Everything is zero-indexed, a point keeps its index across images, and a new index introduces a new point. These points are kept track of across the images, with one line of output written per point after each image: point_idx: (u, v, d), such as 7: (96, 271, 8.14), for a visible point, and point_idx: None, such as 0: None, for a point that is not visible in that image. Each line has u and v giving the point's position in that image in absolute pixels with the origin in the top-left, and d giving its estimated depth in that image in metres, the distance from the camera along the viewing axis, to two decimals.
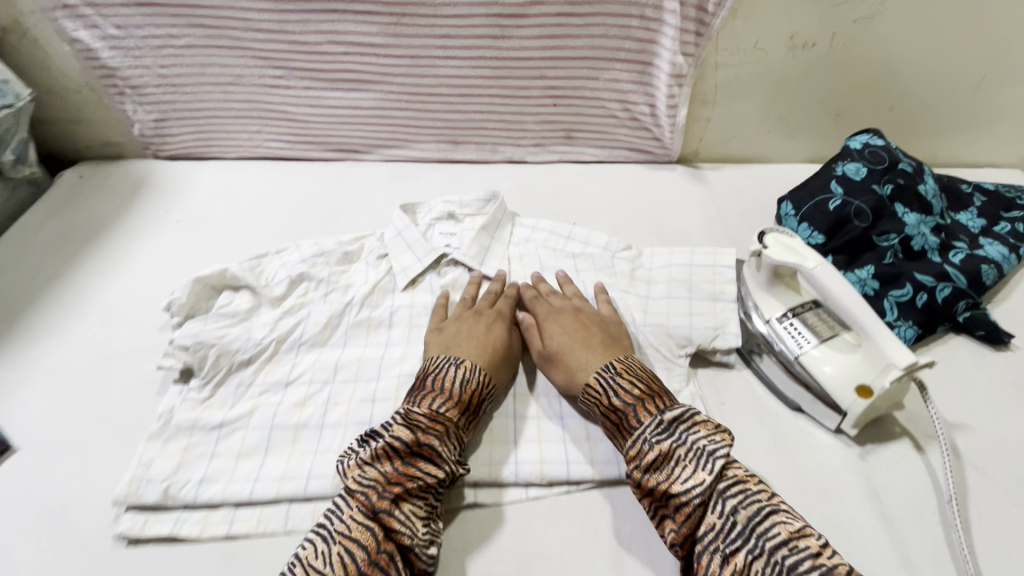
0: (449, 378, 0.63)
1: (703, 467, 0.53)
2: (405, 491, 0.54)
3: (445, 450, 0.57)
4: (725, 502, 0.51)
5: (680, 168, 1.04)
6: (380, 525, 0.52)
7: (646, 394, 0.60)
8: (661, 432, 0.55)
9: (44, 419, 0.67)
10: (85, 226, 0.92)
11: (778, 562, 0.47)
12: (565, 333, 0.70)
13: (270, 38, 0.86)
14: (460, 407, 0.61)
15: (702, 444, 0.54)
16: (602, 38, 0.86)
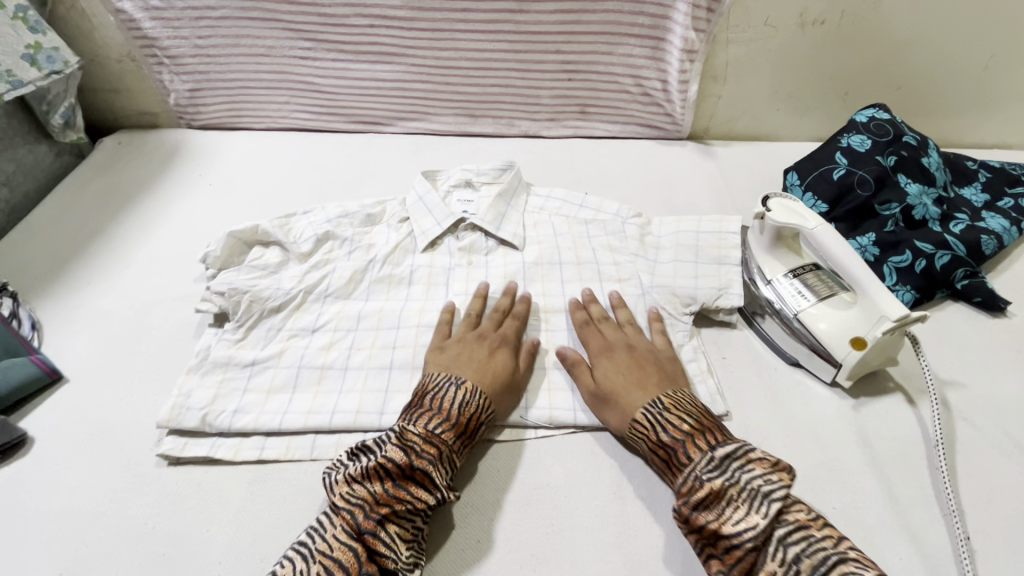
0: (445, 398, 0.61)
1: (758, 509, 0.50)
2: (394, 512, 0.53)
3: (438, 477, 0.55)
4: (784, 547, 0.49)
5: (690, 144, 1.07)
6: (363, 548, 0.51)
7: (696, 428, 0.57)
8: (713, 469, 0.53)
9: (91, 356, 0.73)
10: (125, 186, 0.98)
11: None
12: (619, 374, 0.66)
13: (300, 10, 0.91)
14: (456, 430, 0.59)
15: (756, 483, 0.51)
16: (617, 13, 0.89)
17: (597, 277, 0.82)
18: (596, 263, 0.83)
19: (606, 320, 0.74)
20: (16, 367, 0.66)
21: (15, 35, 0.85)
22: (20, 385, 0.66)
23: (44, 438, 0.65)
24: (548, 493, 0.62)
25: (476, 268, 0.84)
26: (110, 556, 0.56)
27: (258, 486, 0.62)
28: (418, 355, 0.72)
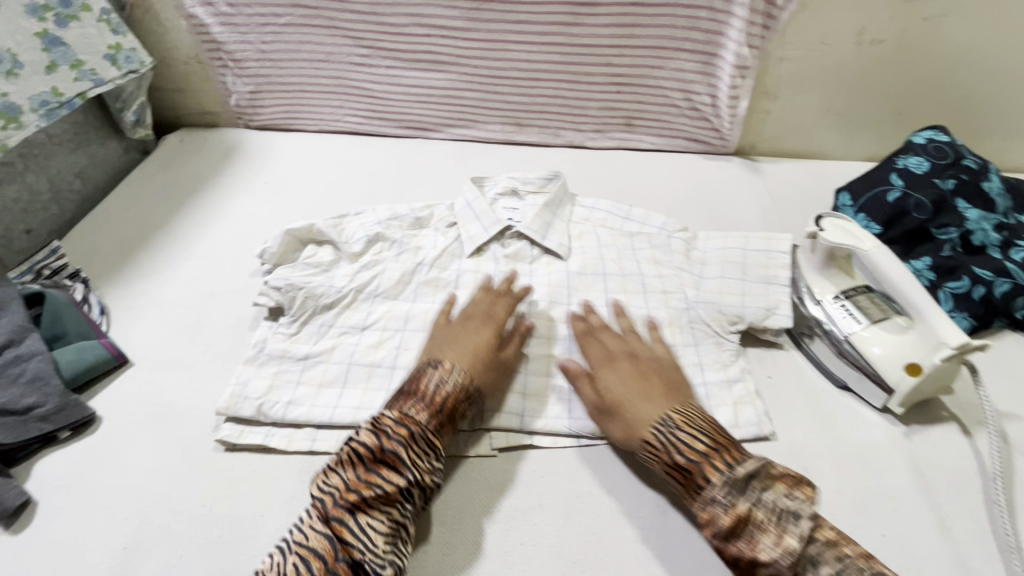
0: (431, 384, 0.62)
1: (788, 530, 0.50)
2: (363, 500, 0.54)
3: (408, 459, 0.56)
4: (800, 556, 0.49)
5: (736, 159, 1.06)
6: (338, 539, 0.52)
7: (712, 447, 0.56)
8: (735, 493, 0.52)
9: (154, 342, 0.76)
10: (185, 182, 1.03)
11: None
12: (620, 381, 0.65)
13: (361, 18, 0.94)
14: (429, 410, 0.60)
15: (781, 500, 0.51)
16: (671, 28, 0.90)
17: (642, 289, 0.82)
18: (641, 275, 0.84)
19: (608, 329, 0.73)
20: (88, 349, 0.71)
21: (98, 35, 0.90)
22: (91, 366, 0.70)
23: (111, 419, 0.68)
24: (589, 501, 0.63)
25: (520, 275, 0.85)
26: (170, 534, 0.59)
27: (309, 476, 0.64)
28: None
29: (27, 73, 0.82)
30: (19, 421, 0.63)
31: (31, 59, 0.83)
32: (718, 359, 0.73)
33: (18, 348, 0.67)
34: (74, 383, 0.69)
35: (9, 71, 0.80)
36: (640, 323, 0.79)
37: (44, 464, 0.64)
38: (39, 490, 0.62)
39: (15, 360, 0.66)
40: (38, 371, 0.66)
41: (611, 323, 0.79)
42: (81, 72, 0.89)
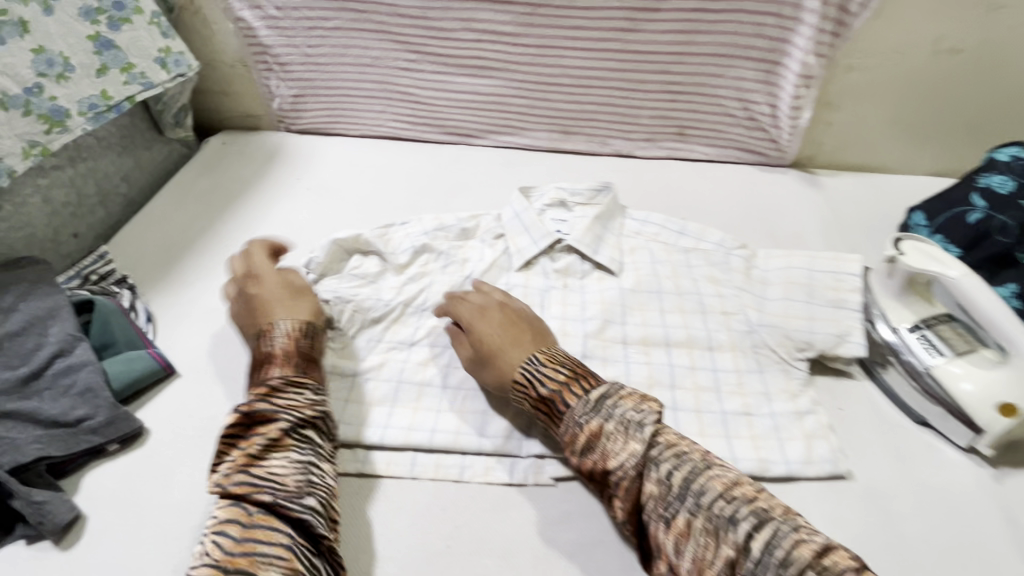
0: (270, 347, 0.65)
1: (635, 437, 0.55)
2: (253, 457, 0.56)
3: (277, 406, 0.59)
4: (660, 468, 0.54)
5: (793, 172, 1.01)
6: (245, 499, 0.54)
7: (571, 376, 0.60)
8: (591, 411, 0.57)
9: (200, 352, 0.75)
10: (228, 187, 1.01)
11: (716, 514, 0.50)
12: (498, 328, 0.68)
13: (410, 22, 0.92)
14: (283, 363, 0.64)
15: (629, 418, 0.56)
16: (733, 35, 0.86)
17: (700, 309, 0.79)
18: (699, 294, 0.80)
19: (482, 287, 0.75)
20: (138, 360, 0.69)
21: (150, 38, 0.89)
22: (140, 377, 0.69)
23: (159, 431, 0.67)
24: None
25: (572, 291, 0.82)
26: None
27: (360, 500, 0.62)
28: None
29: (77, 76, 0.81)
30: (69, 433, 0.62)
31: (82, 62, 0.82)
32: (786, 388, 0.69)
33: (69, 357, 0.66)
34: (122, 394, 0.68)
35: (59, 74, 0.79)
36: (699, 345, 0.75)
37: (93, 477, 0.63)
38: (88, 503, 0.61)
39: (66, 370, 0.65)
40: (89, 382, 0.65)
41: (670, 345, 0.75)
42: (131, 75, 0.88)
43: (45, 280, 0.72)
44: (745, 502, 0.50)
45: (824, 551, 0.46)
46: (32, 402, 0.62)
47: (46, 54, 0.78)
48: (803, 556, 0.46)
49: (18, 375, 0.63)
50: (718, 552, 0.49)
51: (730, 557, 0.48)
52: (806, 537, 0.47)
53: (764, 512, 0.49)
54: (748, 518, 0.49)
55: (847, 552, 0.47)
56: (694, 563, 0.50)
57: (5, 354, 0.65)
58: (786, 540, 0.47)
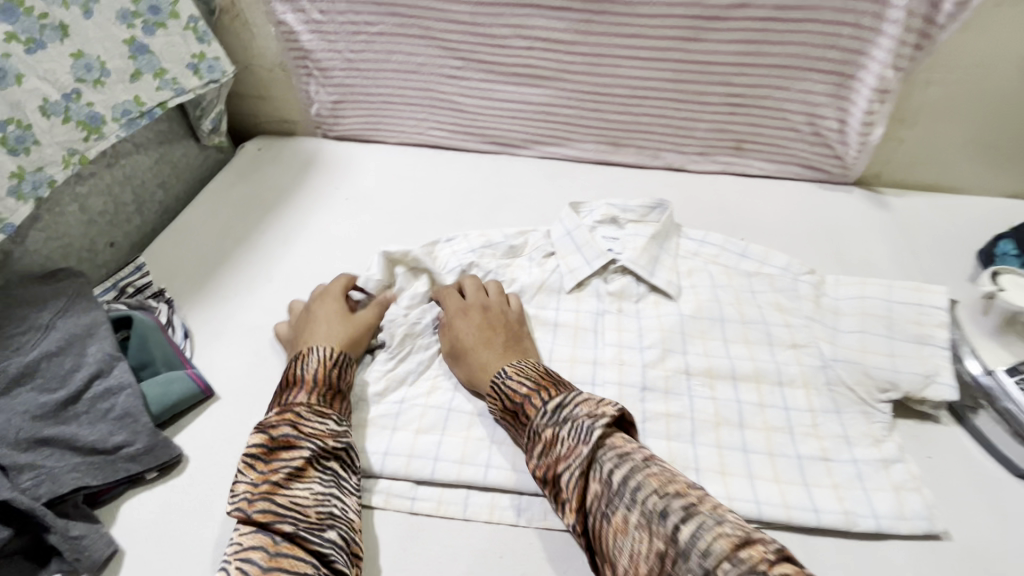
0: (300, 370, 0.63)
1: (581, 440, 0.53)
2: (278, 485, 0.53)
3: (302, 433, 0.57)
4: (602, 467, 0.51)
5: (858, 190, 0.95)
6: (270, 527, 0.51)
7: (534, 389, 0.59)
8: (548, 419, 0.55)
9: (239, 373, 0.72)
10: (265, 196, 0.98)
11: (650, 511, 0.46)
12: (470, 332, 0.67)
13: (459, 28, 0.88)
14: (309, 389, 0.61)
15: (579, 419, 0.54)
16: (805, 46, 0.80)
17: (767, 340, 0.73)
18: (765, 323, 0.74)
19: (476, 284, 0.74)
20: (175, 382, 0.66)
21: (184, 44, 0.86)
22: (179, 401, 0.66)
23: (197, 459, 0.64)
24: None
25: (627, 316, 0.77)
26: None
27: (410, 542, 0.58)
28: None
29: (111, 81, 0.78)
30: (106, 461, 0.59)
31: (117, 67, 0.78)
32: (867, 432, 0.64)
33: (107, 379, 0.63)
34: (160, 419, 0.65)
35: (96, 80, 0.76)
36: (769, 381, 0.69)
37: (130, 507, 0.60)
38: (125, 536, 0.58)
39: (104, 394, 0.62)
40: (127, 407, 0.62)
41: (736, 378, 0.70)
42: (163, 81, 0.84)
43: (83, 295, 0.69)
44: (679, 499, 0.46)
45: (744, 544, 0.42)
46: (69, 428, 0.59)
47: (83, 59, 0.74)
48: (724, 549, 0.42)
49: (56, 398, 0.60)
50: (650, 548, 0.45)
51: (661, 551, 0.44)
52: (728, 530, 0.43)
53: (693, 505, 0.46)
54: (676, 510, 0.45)
55: (765, 547, 0.42)
56: (631, 560, 0.46)
57: (42, 376, 0.62)
58: (707, 532, 0.43)
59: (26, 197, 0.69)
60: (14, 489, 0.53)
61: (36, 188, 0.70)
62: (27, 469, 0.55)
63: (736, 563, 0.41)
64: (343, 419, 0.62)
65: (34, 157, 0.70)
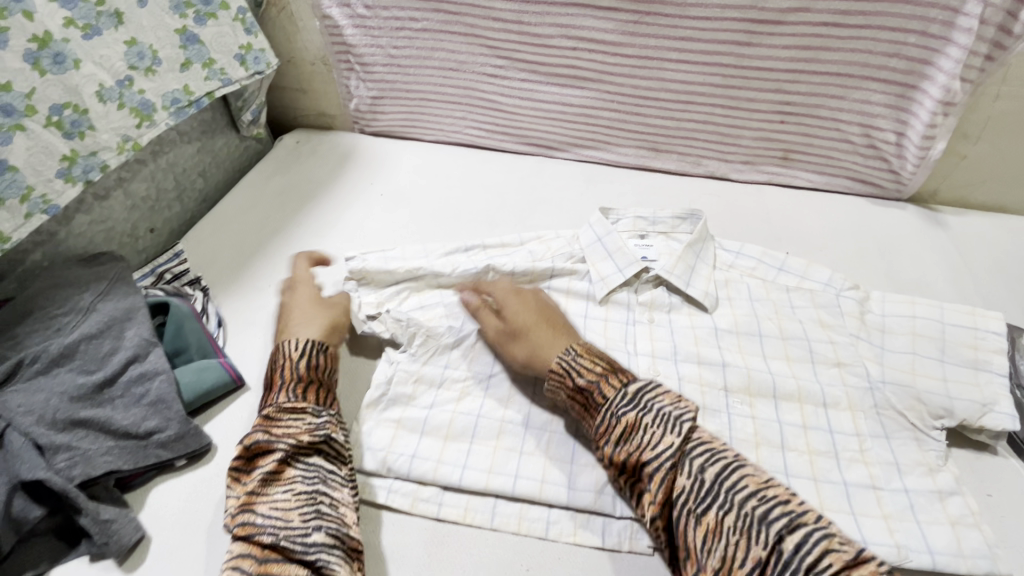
0: (274, 369, 0.61)
1: (671, 430, 0.52)
2: (254, 494, 0.53)
3: (273, 435, 0.56)
4: (693, 462, 0.51)
5: (911, 207, 0.91)
6: (252, 536, 0.50)
7: (607, 369, 0.58)
8: (627, 404, 0.55)
9: (270, 364, 0.72)
10: (302, 188, 0.98)
11: (749, 515, 0.47)
12: (528, 311, 0.67)
13: (504, 27, 0.87)
14: (280, 387, 0.60)
15: (664, 409, 0.54)
16: (866, 53, 0.76)
17: (809, 358, 0.68)
18: (806, 339, 0.70)
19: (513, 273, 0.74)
20: (209, 370, 0.66)
21: (233, 34, 0.87)
22: (210, 389, 0.65)
23: (226, 449, 0.64)
24: None
25: (659, 327, 0.73)
26: None
27: (436, 549, 0.57)
28: None
29: (163, 70, 0.79)
30: (138, 445, 0.59)
31: (168, 56, 0.79)
32: (920, 459, 0.60)
33: (143, 364, 0.63)
34: (192, 406, 0.65)
35: (148, 68, 0.77)
36: (815, 404, 0.64)
37: (158, 494, 0.60)
38: (152, 522, 0.58)
39: (139, 378, 0.62)
40: (161, 393, 0.62)
41: (777, 398, 0.65)
42: (212, 71, 0.85)
43: (123, 279, 0.70)
44: (778, 506, 0.47)
45: (855, 563, 0.43)
46: (105, 411, 0.59)
47: (136, 46, 0.75)
48: (834, 565, 0.42)
49: (93, 380, 0.60)
50: (748, 553, 0.45)
51: (761, 559, 0.45)
52: (838, 545, 0.44)
53: (797, 515, 0.46)
54: (781, 519, 0.46)
55: (875, 564, 0.43)
56: (724, 562, 0.46)
57: (81, 357, 0.62)
58: (814, 546, 0.44)
59: (75, 179, 0.69)
60: (49, 470, 0.53)
61: (86, 172, 0.71)
62: (62, 450, 0.55)
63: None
64: (322, 408, 0.59)
65: (88, 142, 0.70)
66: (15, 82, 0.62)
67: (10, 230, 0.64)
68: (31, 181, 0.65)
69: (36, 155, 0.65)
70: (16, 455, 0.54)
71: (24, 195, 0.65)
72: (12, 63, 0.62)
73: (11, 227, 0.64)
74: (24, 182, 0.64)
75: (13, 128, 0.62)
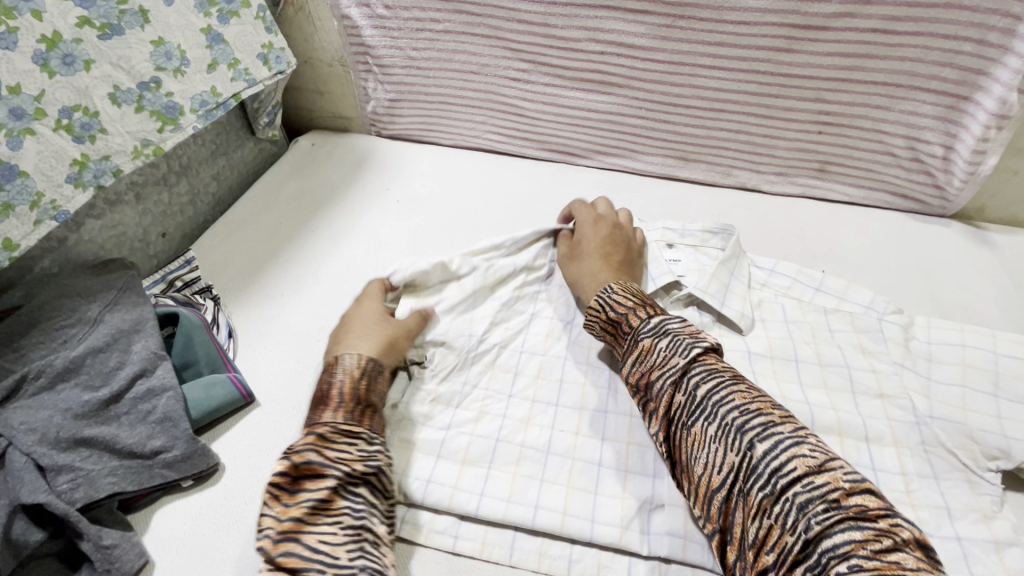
0: (330, 383, 0.58)
1: (680, 352, 0.53)
2: (301, 521, 0.49)
3: (329, 459, 0.52)
4: (689, 380, 0.52)
5: (956, 225, 0.85)
6: (298, 570, 0.47)
7: (640, 304, 0.60)
8: (648, 330, 0.56)
9: (281, 379, 0.69)
10: (317, 192, 0.96)
11: (727, 424, 0.48)
12: (594, 236, 0.73)
13: (529, 30, 0.84)
14: (334, 406, 0.56)
15: (681, 335, 0.55)
16: (915, 62, 0.72)
17: (849, 387, 0.64)
18: (846, 367, 0.65)
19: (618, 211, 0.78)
20: (218, 386, 0.63)
21: (255, 33, 0.84)
22: (220, 406, 0.63)
23: (234, 469, 0.61)
24: None
25: None
26: None
27: None
28: (632, 454, 0.60)
29: (191, 70, 0.77)
30: (144, 465, 0.56)
31: (196, 56, 0.77)
32: (974, 505, 0.55)
33: (150, 379, 0.61)
34: (199, 423, 0.62)
35: (176, 69, 0.75)
36: (856, 437, 0.60)
37: (162, 517, 0.57)
38: (157, 547, 0.55)
39: (146, 395, 0.60)
40: (167, 410, 0.59)
41: (815, 429, 0.61)
42: (237, 71, 0.83)
43: (132, 288, 0.68)
44: (759, 417, 0.47)
45: (820, 470, 0.43)
46: (110, 429, 0.57)
47: (163, 47, 0.73)
48: (797, 471, 0.43)
49: (98, 397, 0.58)
50: (724, 460, 0.47)
51: (735, 465, 0.46)
52: (806, 451, 0.44)
53: (773, 425, 0.46)
54: (754, 428, 0.46)
55: (841, 472, 0.43)
56: (706, 469, 0.48)
57: (86, 372, 0.60)
58: (781, 452, 0.44)
59: (86, 184, 0.67)
60: (51, 492, 0.51)
61: (98, 177, 0.68)
62: (64, 471, 0.53)
63: (808, 486, 0.42)
64: (375, 435, 0.56)
65: (100, 146, 0.68)
66: (24, 84, 0.60)
67: (18, 238, 0.61)
68: (41, 187, 0.62)
69: (45, 159, 0.63)
70: (17, 476, 0.52)
71: (34, 202, 0.62)
72: (21, 65, 0.59)
73: (19, 234, 0.61)
74: (34, 188, 0.62)
75: (24, 132, 0.60)
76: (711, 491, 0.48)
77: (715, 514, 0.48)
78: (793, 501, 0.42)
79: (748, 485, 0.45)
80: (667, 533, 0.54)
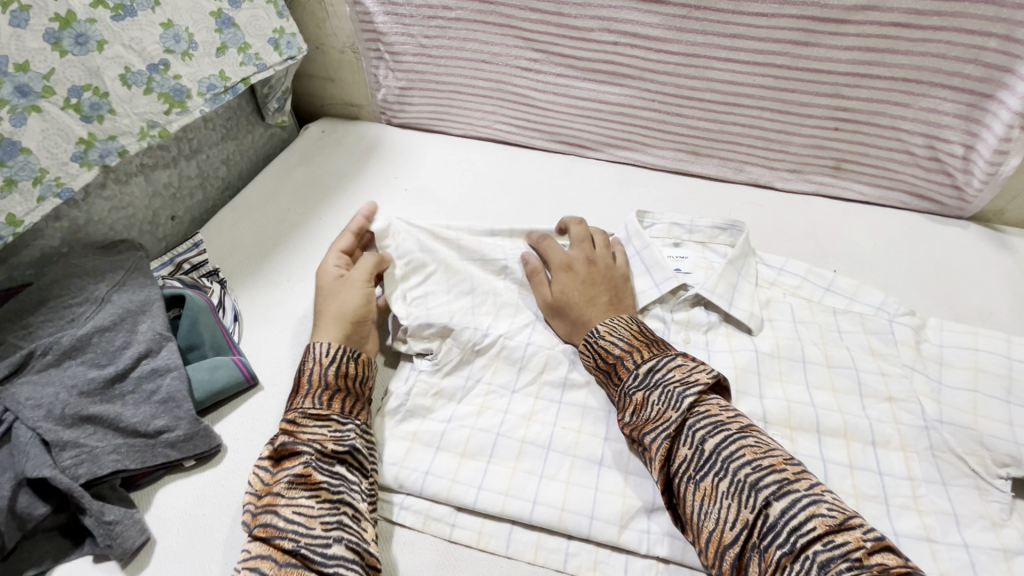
0: (301, 372, 0.59)
1: (675, 406, 0.52)
2: (279, 495, 0.50)
3: (300, 439, 0.53)
4: (694, 433, 0.51)
5: (974, 226, 0.83)
6: (272, 540, 0.47)
7: (630, 348, 0.59)
8: (639, 383, 0.55)
9: (285, 364, 0.69)
10: (326, 179, 0.96)
11: (741, 482, 0.46)
12: (574, 286, 0.68)
13: (543, 19, 0.83)
14: (305, 392, 0.57)
15: (671, 386, 0.54)
16: (937, 58, 0.70)
17: (856, 390, 0.62)
18: (855, 369, 0.64)
19: (576, 233, 0.74)
20: (221, 369, 0.64)
21: (267, 18, 0.84)
22: (224, 388, 0.63)
23: (236, 451, 0.61)
24: None
25: (695, 349, 0.68)
26: None
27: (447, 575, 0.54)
28: (633, 454, 0.59)
29: (200, 54, 0.77)
30: (147, 444, 0.57)
31: (204, 40, 0.77)
32: (982, 513, 0.54)
33: (155, 360, 0.61)
34: (202, 405, 0.63)
35: (184, 52, 0.75)
36: (862, 441, 0.59)
37: (165, 495, 0.58)
38: (158, 524, 0.56)
39: (151, 374, 0.60)
40: (171, 391, 0.60)
41: (821, 432, 0.60)
42: (247, 56, 0.83)
43: (140, 270, 0.69)
44: (773, 474, 0.46)
45: (839, 528, 0.43)
46: (114, 408, 0.57)
47: (173, 29, 0.73)
48: (817, 530, 0.43)
49: (103, 375, 0.58)
50: (737, 516, 0.46)
51: (749, 521, 0.45)
52: (824, 511, 0.43)
53: (789, 482, 0.46)
54: (770, 485, 0.45)
55: (861, 532, 0.43)
56: (717, 526, 0.46)
57: (92, 351, 0.60)
58: (799, 510, 0.44)
59: (91, 164, 0.68)
60: (55, 467, 0.52)
61: (103, 156, 0.69)
62: (69, 447, 0.53)
63: (830, 545, 0.42)
64: (348, 417, 0.57)
65: (106, 126, 0.68)
66: (34, 61, 0.60)
67: (22, 213, 0.62)
68: (45, 163, 0.63)
69: (50, 137, 0.63)
70: (23, 450, 0.52)
71: (38, 178, 0.63)
72: (31, 43, 0.59)
73: (23, 210, 0.62)
74: (39, 165, 0.62)
75: (28, 109, 0.60)
76: (723, 547, 0.46)
77: (727, 569, 0.46)
78: (813, 559, 0.42)
79: (765, 542, 0.44)
80: (667, 534, 0.54)
